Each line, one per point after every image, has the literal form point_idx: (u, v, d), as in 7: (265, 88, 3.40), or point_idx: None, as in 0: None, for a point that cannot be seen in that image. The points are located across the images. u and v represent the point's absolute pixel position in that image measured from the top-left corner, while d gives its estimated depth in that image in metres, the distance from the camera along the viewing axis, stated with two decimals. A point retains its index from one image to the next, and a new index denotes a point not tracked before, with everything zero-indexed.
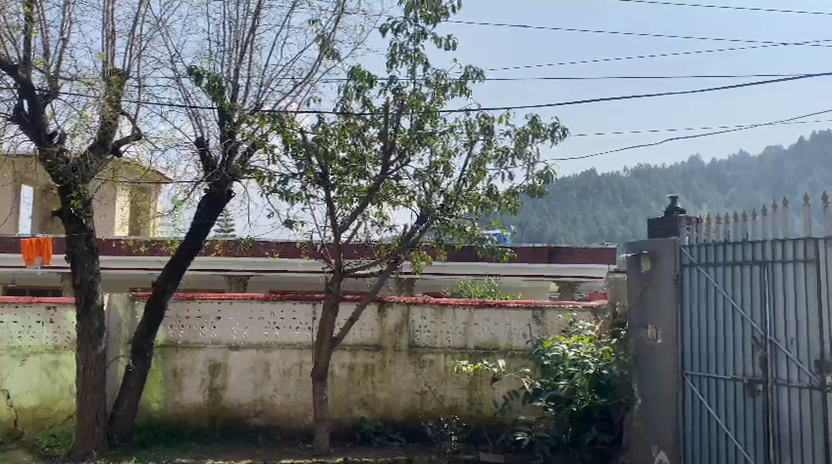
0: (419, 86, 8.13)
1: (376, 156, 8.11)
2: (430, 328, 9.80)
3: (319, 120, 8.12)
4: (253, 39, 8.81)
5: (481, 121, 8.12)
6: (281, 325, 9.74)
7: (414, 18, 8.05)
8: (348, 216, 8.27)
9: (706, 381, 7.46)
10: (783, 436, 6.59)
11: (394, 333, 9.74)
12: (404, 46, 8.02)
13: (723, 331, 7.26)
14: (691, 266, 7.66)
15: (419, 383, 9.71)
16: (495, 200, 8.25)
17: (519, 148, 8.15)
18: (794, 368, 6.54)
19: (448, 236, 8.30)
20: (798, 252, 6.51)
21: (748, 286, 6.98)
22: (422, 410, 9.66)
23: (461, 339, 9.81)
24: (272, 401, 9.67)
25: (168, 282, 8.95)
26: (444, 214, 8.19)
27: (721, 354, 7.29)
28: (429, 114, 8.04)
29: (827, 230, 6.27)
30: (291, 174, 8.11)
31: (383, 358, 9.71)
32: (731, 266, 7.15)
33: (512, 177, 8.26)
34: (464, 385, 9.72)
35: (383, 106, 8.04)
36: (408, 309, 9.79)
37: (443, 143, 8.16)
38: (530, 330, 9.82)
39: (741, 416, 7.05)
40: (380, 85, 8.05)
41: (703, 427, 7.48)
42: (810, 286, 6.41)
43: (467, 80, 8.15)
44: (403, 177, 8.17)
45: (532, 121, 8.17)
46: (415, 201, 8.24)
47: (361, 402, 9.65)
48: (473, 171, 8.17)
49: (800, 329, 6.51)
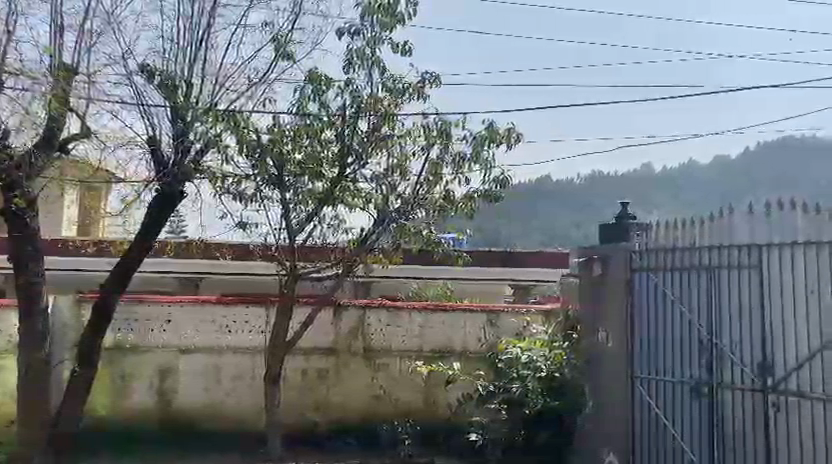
0: (376, 90, 8.12)
1: (333, 159, 8.05)
2: (384, 332, 9.76)
3: (275, 121, 8.04)
4: (208, 37, 8.66)
5: (438, 126, 8.16)
6: (233, 329, 9.58)
7: (371, 23, 8.04)
8: (303, 218, 8.18)
9: (655, 383, 7.64)
10: (727, 437, 6.80)
11: (349, 337, 9.68)
12: (361, 51, 8.01)
13: (671, 335, 7.45)
14: (641, 271, 7.84)
15: (373, 386, 9.69)
16: (452, 204, 8.29)
17: (476, 153, 8.22)
18: (738, 371, 6.74)
19: (406, 239, 8.29)
20: (743, 258, 6.70)
21: (695, 291, 7.18)
22: (376, 413, 9.67)
23: (416, 343, 9.81)
24: (224, 405, 9.52)
25: (118, 279, 8.69)
26: (401, 218, 8.21)
27: (669, 357, 7.48)
28: (386, 117, 8.03)
29: (770, 237, 6.44)
30: (245, 175, 8.00)
31: (338, 361, 9.65)
32: (679, 272, 7.33)
33: (468, 182, 8.32)
34: (418, 388, 9.76)
35: (340, 108, 8.01)
36: (363, 313, 9.73)
37: (400, 147, 8.18)
38: (484, 334, 9.92)
39: (688, 418, 7.24)
40: (337, 87, 8.01)
41: (651, 429, 7.66)
42: (754, 291, 6.61)
43: (424, 85, 8.18)
44: (361, 178, 8.15)
45: (489, 127, 8.24)
46: (372, 204, 8.18)
47: (314, 406, 9.57)
48: (430, 176, 8.19)
49: (744, 333, 6.70)
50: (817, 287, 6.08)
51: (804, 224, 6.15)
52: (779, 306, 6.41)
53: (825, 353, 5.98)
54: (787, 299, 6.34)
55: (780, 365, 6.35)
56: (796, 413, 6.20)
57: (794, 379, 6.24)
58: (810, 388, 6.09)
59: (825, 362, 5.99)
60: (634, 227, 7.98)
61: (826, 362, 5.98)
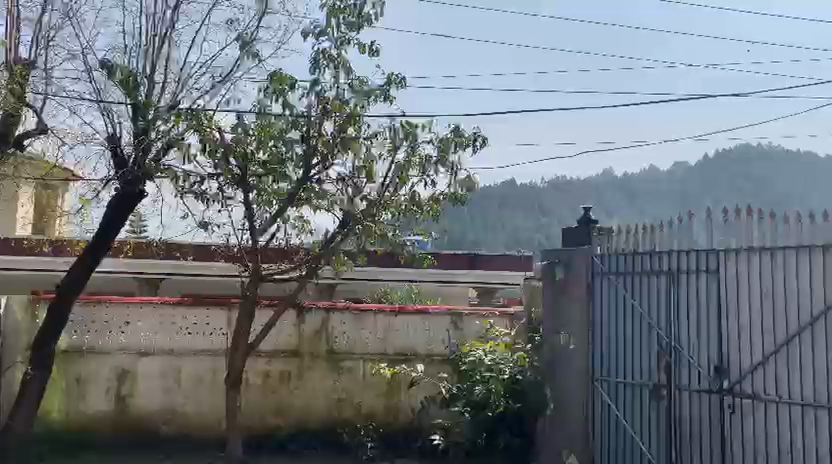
0: (342, 90, 8.07)
1: (297, 159, 7.96)
2: (348, 335, 9.70)
3: (239, 120, 7.93)
4: (171, 34, 8.52)
5: (404, 129, 8.13)
6: (194, 331, 9.43)
7: (337, 24, 7.99)
8: (266, 220, 8.11)
9: (615, 386, 7.76)
10: (683, 438, 6.95)
11: (313, 340, 9.60)
12: (327, 51, 7.95)
13: (631, 338, 7.58)
14: (602, 274, 7.96)
15: (336, 390, 9.61)
16: (418, 206, 8.30)
17: (442, 156, 8.22)
18: (695, 373, 6.89)
19: (371, 242, 8.23)
20: (701, 262, 6.86)
21: (654, 295, 7.32)
22: (338, 417, 9.58)
23: (380, 345, 9.77)
24: (184, 409, 9.35)
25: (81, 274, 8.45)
26: (367, 219, 8.11)
27: (628, 359, 7.61)
28: (351, 119, 7.98)
29: (727, 243, 6.62)
30: (207, 175, 7.88)
31: (301, 364, 9.56)
32: (639, 276, 7.47)
33: (434, 185, 8.32)
34: (381, 392, 9.68)
35: (305, 109, 7.93)
36: (327, 316, 9.66)
37: (366, 149, 8.09)
38: (448, 337, 9.93)
39: (646, 418, 7.37)
40: (303, 88, 7.94)
41: (610, 432, 7.77)
42: (711, 295, 6.76)
43: (390, 87, 8.15)
44: (326, 180, 8.09)
45: (455, 131, 8.26)
46: (337, 206, 8.14)
47: (276, 409, 9.47)
48: (396, 177, 8.15)
49: (701, 336, 6.86)
50: (771, 292, 6.25)
51: (759, 231, 6.32)
52: (735, 310, 6.58)
53: (778, 357, 6.14)
54: (742, 303, 6.50)
55: (735, 367, 6.52)
56: (750, 415, 6.36)
57: (748, 382, 6.41)
58: (763, 391, 6.26)
59: (777, 366, 6.16)
60: (595, 231, 8.09)
61: (779, 366, 6.15)
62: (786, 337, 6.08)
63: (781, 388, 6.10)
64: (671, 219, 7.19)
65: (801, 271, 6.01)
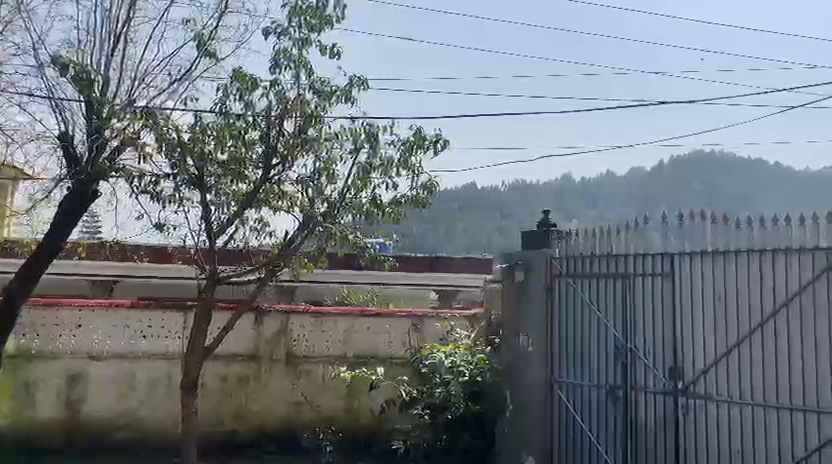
0: (303, 91, 7.96)
1: (257, 160, 7.84)
2: (307, 338, 9.60)
3: (197, 119, 7.80)
4: (127, 30, 8.32)
5: (366, 130, 8.07)
6: (149, 335, 9.22)
7: (299, 24, 7.89)
8: (225, 220, 7.91)
9: (572, 387, 7.84)
10: (639, 439, 7.07)
11: (271, 343, 9.47)
12: (288, 52, 7.85)
13: (588, 339, 7.67)
14: (559, 277, 8.04)
15: (295, 393, 9.50)
16: (379, 209, 8.19)
17: (404, 159, 8.18)
18: (649, 374, 7.01)
19: (331, 243, 8.13)
20: (656, 265, 6.99)
21: (611, 297, 7.43)
22: (298, 421, 9.47)
23: (341, 349, 9.71)
24: (138, 414, 9.13)
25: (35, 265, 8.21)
26: (327, 221, 8.05)
27: (585, 360, 7.71)
28: (311, 118, 7.85)
29: (682, 246, 6.76)
30: (163, 175, 7.70)
31: (259, 368, 9.42)
32: (596, 278, 7.56)
33: (395, 187, 8.26)
34: (342, 395, 9.58)
35: (265, 109, 7.81)
36: (286, 319, 9.54)
37: (327, 150, 7.98)
38: (408, 339, 9.92)
39: (602, 419, 7.48)
40: (263, 87, 7.82)
41: (568, 432, 7.86)
42: (666, 297, 6.89)
43: (352, 88, 8.06)
44: (286, 181, 7.98)
45: (417, 133, 8.22)
46: (297, 207, 8.04)
47: (234, 414, 9.31)
48: (357, 179, 8.06)
49: (656, 338, 6.97)
50: (723, 294, 6.41)
51: (712, 235, 6.50)
52: (688, 312, 6.71)
53: (730, 358, 6.31)
54: (695, 305, 6.65)
55: (689, 369, 6.66)
56: (703, 414, 6.52)
57: (701, 383, 6.56)
58: (716, 391, 6.41)
59: (729, 366, 6.32)
60: (554, 234, 8.17)
61: (731, 367, 6.31)
62: (738, 339, 6.26)
63: (733, 388, 6.28)
64: (627, 223, 7.32)
65: (752, 275, 6.20)
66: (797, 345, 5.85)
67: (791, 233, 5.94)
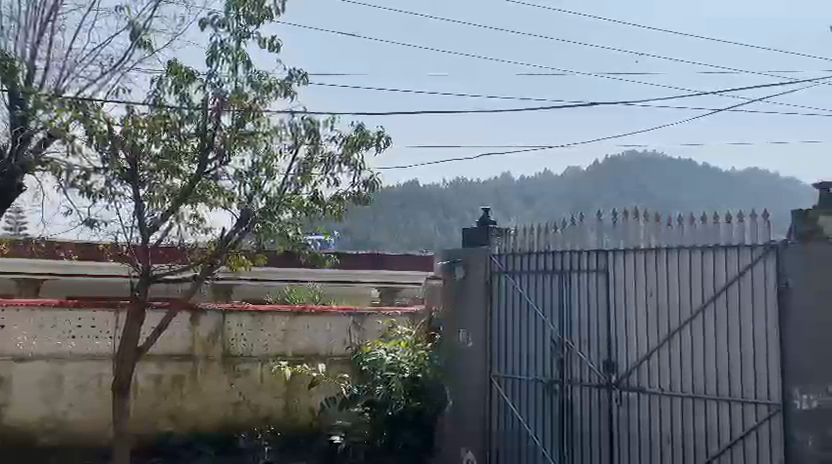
0: (240, 85, 7.74)
1: (193, 153, 7.63)
2: (245, 337, 9.39)
3: (129, 111, 7.50)
4: (54, 17, 7.96)
5: (307, 126, 7.93)
6: (78, 335, 8.85)
7: (237, 16, 7.69)
8: (159, 216, 7.68)
9: (511, 382, 7.95)
10: (576, 433, 7.22)
11: (207, 342, 9.20)
12: (226, 44, 7.63)
13: (526, 334, 7.79)
14: (499, 273, 8.12)
15: (232, 393, 9.31)
16: (320, 205, 8.06)
17: (346, 155, 8.07)
18: (584, 368, 7.17)
19: (269, 241, 7.97)
20: (591, 262, 7.14)
21: (548, 294, 7.56)
22: (234, 421, 9.30)
23: (279, 347, 9.56)
24: (67, 417, 8.78)
25: None
26: (265, 218, 7.82)
27: (523, 356, 7.81)
28: (250, 113, 7.67)
29: (617, 243, 6.94)
30: (93, 168, 7.39)
31: (195, 367, 9.14)
32: (535, 275, 7.68)
33: (337, 183, 8.13)
34: (280, 394, 9.48)
35: (201, 102, 7.56)
36: (223, 317, 9.28)
37: (266, 145, 7.80)
38: (349, 337, 9.87)
39: (539, 414, 7.62)
40: (199, 80, 7.55)
41: (508, 427, 7.95)
42: (600, 293, 7.06)
43: (292, 82, 7.85)
44: (223, 176, 7.74)
45: (359, 129, 8.10)
46: (234, 203, 7.79)
47: (168, 415, 9.02)
48: (298, 175, 7.94)
49: (591, 333, 7.13)
50: (655, 290, 6.62)
51: (646, 232, 6.70)
52: (621, 308, 6.88)
53: (661, 352, 6.53)
54: (628, 301, 6.83)
55: (622, 363, 6.84)
56: (635, 407, 6.72)
57: (634, 376, 6.75)
58: (648, 384, 6.62)
59: (660, 360, 6.54)
60: (493, 232, 8.24)
61: (662, 360, 6.53)
62: (669, 333, 6.48)
63: (664, 381, 6.50)
64: (563, 220, 7.47)
65: (682, 271, 6.43)
66: (724, 339, 6.11)
67: (718, 231, 6.21)
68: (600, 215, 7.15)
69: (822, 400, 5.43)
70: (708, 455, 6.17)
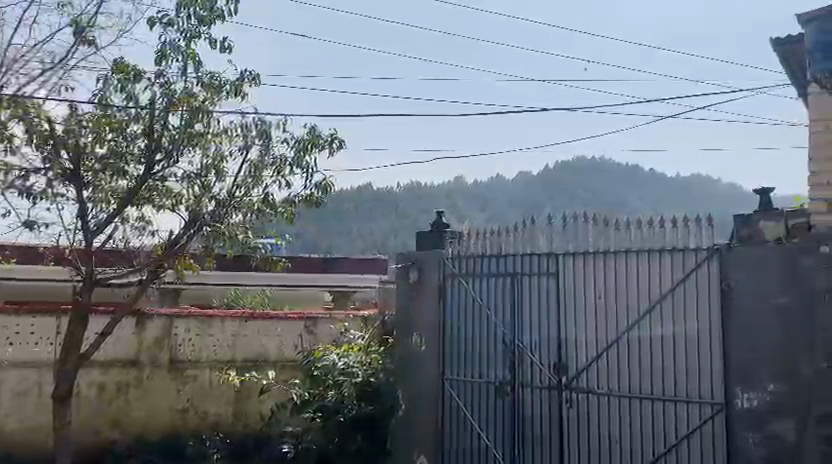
0: (190, 85, 7.54)
1: (139, 154, 7.42)
2: (192, 343, 9.17)
3: (72, 109, 7.23)
4: None
5: (258, 126, 7.78)
6: (16, 341, 8.50)
7: (188, 16, 7.53)
8: (103, 219, 7.46)
9: (463, 385, 7.97)
10: (526, 435, 7.29)
11: (154, 348, 8.95)
12: (175, 43, 7.45)
13: (478, 337, 7.83)
14: (452, 276, 8.14)
15: (180, 400, 9.08)
16: (271, 207, 7.92)
17: (298, 157, 7.97)
18: (535, 370, 7.25)
19: (219, 243, 7.81)
20: (542, 265, 7.24)
21: (500, 297, 7.63)
22: (182, 428, 9.07)
23: (228, 352, 9.38)
24: (4, 427, 8.41)
25: None
26: (215, 221, 7.70)
27: (475, 359, 7.85)
28: (199, 113, 7.42)
29: (566, 247, 7.04)
30: (33, 168, 7.12)
31: (140, 374, 8.88)
32: (487, 278, 7.74)
33: (289, 186, 7.99)
34: (229, 400, 9.33)
35: (149, 101, 7.33)
36: (171, 322, 9.05)
37: (216, 146, 7.63)
38: (301, 341, 9.80)
39: (490, 416, 7.66)
40: (147, 79, 7.33)
41: (459, 430, 7.97)
42: (551, 295, 7.15)
43: (244, 83, 7.69)
44: (170, 177, 7.56)
45: (312, 131, 8.00)
46: (182, 205, 7.62)
47: (112, 423, 8.73)
48: (249, 177, 7.76)
49: (542, 335, 7.21)
50: (604, 292, 6.74)
51: (595, 236, 6.83)
52: (571, 310, 6.98)
53: (610, 353, 6.65)
54: (578, 304, 6.94)
55: (571, 364, 6.94)
56: (585, 408, 6.82)
57: (584, 377, 6.85)
58: (597, 385, 6.73)
59: (609, 361, 6.65)
60: (446, 235, 8.27)
61: (610, 361, 6.65)
62: (617, 335, 6.62)
63: (613, 382, 6.62)
64: (515, 224, 7.54)
65: (629, 274, 6.57)
66: (669, 340, 6.26)
67: (664, 235, 6.37)
68: (550, 219, 7.25)
69: (762, 398, 5.65)
70: (654, 454, 6.30)
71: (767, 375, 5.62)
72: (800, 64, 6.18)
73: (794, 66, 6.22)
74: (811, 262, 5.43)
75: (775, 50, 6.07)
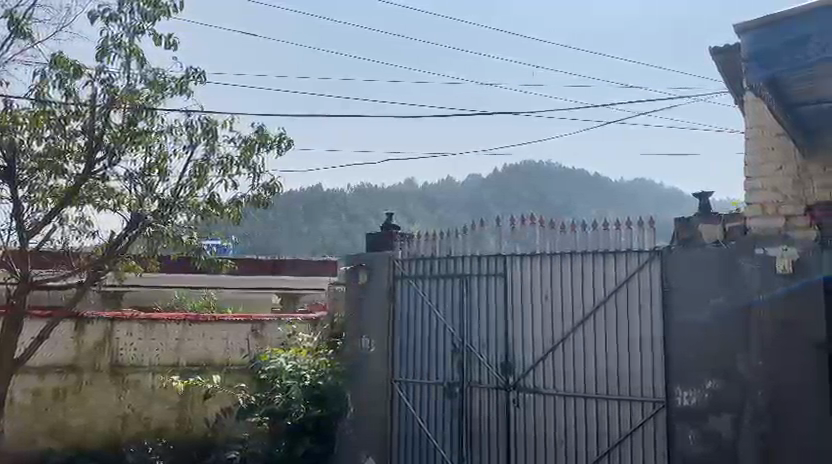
0: (134, 81, 7.31)
1: (79, 152, 7.16)
2: (135, 347, 8.91)
3: (7, 104, 6.92)
4: None
5: (203, 124, 7.60)
6: None
7: (131, 11, 7.29)
8: (40, 218, 7.22)
9: (412, 387, 7.96)
10: (474, 435, 7.34)
11: (93, 353, 8.66)
12: (118, 39, 7.23)
13: (427, 339, 7.84)
14: (401, 278, 8.14)
15: (120, 406, 8.80)
16: (217, 208, 7.72)
17: (245, 157, 7.83)
18: (483, 371, 7.30)
19: (162, 245, 7.57)
20: (490, 266, 7.31)
21: (449, 298, 7.66)
22: (123, 435, 8.80)
23: (172, 357, 9.13)
24: None
25: None
26: (158, 221, 7.48)
27: (425, 361, 7.85)
28: (143, 110, 7.21)
29: (514, 249, 7.14)
30: None
31: (79, 380, 8.57)
32: (437, 280, 7.77)
33: (235, 186, 7.85)
34: (173, 405, 9.07)
35: (89, 98, 7.10)
36: (111, 326, 8.77)
37: (161, 144, 7.41)
38: (247, 345, 9.61)
39: (439, 417, 7.68)
40: (88, 75, 7.08)
41: (408, 432, 7.96)
42: (499, 297, 7.22)
43: (189, 81, 7.51)
44: (112, 177, 7.33)
45: (260, 131, 7.87)
46: (124, 205, 7.45)
47: (48, 431, 8.40)
48: (194, 177, 7.58)
49: (490, 336, 7.26)
50: (550, 293, 6.85)
51: (542, 238, 6.95)
52: (519, 311, 7.06)
53: (556, 353, 6.76)
54: (526, 304, 7.03)
55: (519, 364, 7.02)
56: (531, 407, 6.91)
57: (530, 377, 6.94)
58: (542, 384, 6.84)
59: (555, 361, 6.76)
60: (396, 236, 8.26)
61: (556, 361, 6.75)
62: (562, 335, 6.73)
63: (558, 382, 6.72)
64: (465, 226, 7.60)
65: (574, 275, 6.70)
66: (613, 340, 6.40)
67: (608, 237, 6.52)
68: (500, 221, 7.33)
69: (700, 396, 5.83)
70: (598, 453, 6.43)
71: (706, 374, 5.80)
72: (738, 74, 6.39)
73: (733, 76, 6.43)
74: (748, 263, 5.62)
75: (716, 59, 6.26)
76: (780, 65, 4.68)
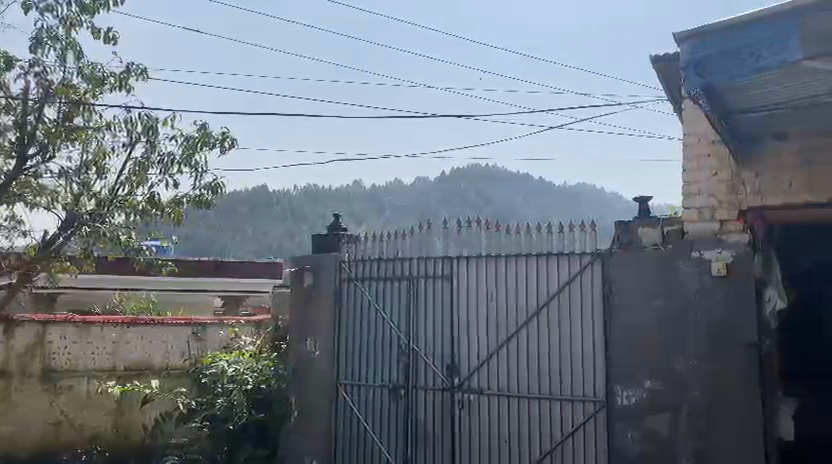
0: (69, 75, 7.04)
1: (9, 148, 6.82)
2: (69, 351, 8.55)
3: None
4: None
5: (143, 121, 7.37)
6: None
7: (68, 2, 7.01)
8: None
9: (357, 389, 7.90)
10: (419, 437, 7.33)
11: (24, 357, 8.26)
12: (53, 30, 6.93)
13: (372, 341, 7.80)
14: (348, 279, 8.08)
15: (52, 413, 8.42)
16: (156, 207, 7.48)
17: (187, 156, 7.65)
18: (428, 373, 7.31)
19: (98, 244, 7.35)
20: (437, 268, 7.35)
21: (395, 299, 7.65)
22: (55, 443, 8.44)
23: (108, 362, 8.81)
24: None
25: None
26: (94, 221, 7.23)
27: (370, 363, 7.80)
28: (79, 106, 6.97)
29: (461, 250, 7.18)
30: None
31: (8, 385, 8.16)
32: (383, 281, 7.74)
33: (176, 185, 7.64)
34: (108, 411, 8.78)
35: (20, 91, 6.76)
36: (43, 329, 8.40)
37: (97, 142, 7.18)
38: (188, 348, 9.41)
39: (384, 419, 7.64)
40: (20, 67, 6.77)
41: (352, 435, 7.88)
42: (445, 298, 7.25)
43: (128, 76, 7.28)
44: (45, 174, 7.02)
45: (202, 129, 7.70)
46: (59, 204, 7.13)
47: None
48: (132, 176, 7.35)
49: (435, 337, 7.28)
50: (495, 294, 6.92)
51: (489, 240, 7.01)
52: (465, 312, 7.10)
53: (500, 353, 6.82)
54: (471, 306, 7.07)
55: (464, 365, 7.06)
56: (475, 408, 6.95)
57: (475, 379, 6.99)
58: (487, 385, 6.89)
59: (499, 362, 6.82)
60: (343, 238, 8.20)
61: (501, 362, 6.82)
62: (507, 336, 6.80)
63: (503, 382, 6.79)
64: (412, 227, 7.59)
65: (519, 276, 6.78)
66: (555, 341, 6.51)
67: (552, 239, 6.62)
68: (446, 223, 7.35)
69: (639, 395, 5.97)
70: (541, 453, 6.51)
71: (644, 374, 5.95)
72: (677, 83, 6.58)
73: (671, 83, 6.62)
74: (685, 266, 5.82)
75: (655, 67, 6.44)
76: (715, 73, 4.81)
